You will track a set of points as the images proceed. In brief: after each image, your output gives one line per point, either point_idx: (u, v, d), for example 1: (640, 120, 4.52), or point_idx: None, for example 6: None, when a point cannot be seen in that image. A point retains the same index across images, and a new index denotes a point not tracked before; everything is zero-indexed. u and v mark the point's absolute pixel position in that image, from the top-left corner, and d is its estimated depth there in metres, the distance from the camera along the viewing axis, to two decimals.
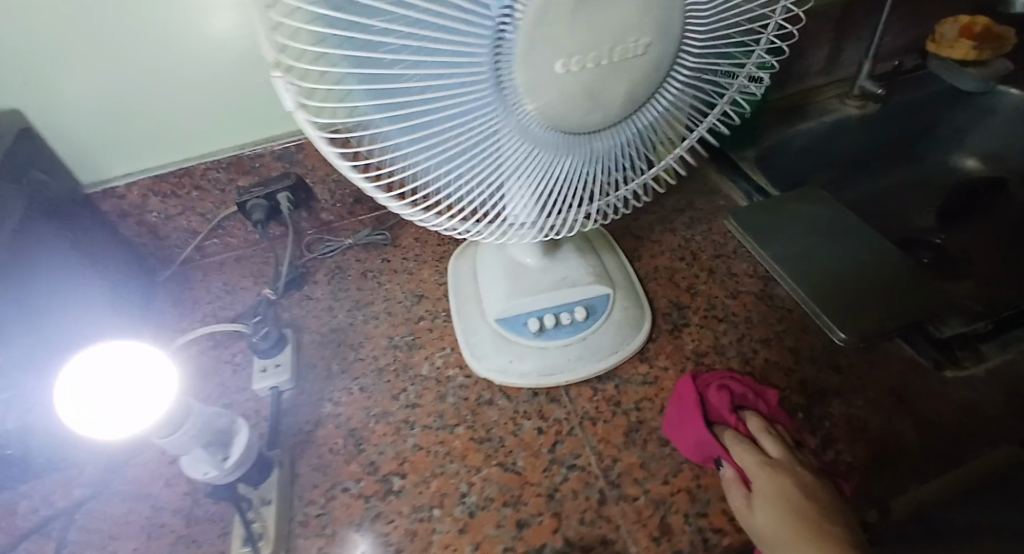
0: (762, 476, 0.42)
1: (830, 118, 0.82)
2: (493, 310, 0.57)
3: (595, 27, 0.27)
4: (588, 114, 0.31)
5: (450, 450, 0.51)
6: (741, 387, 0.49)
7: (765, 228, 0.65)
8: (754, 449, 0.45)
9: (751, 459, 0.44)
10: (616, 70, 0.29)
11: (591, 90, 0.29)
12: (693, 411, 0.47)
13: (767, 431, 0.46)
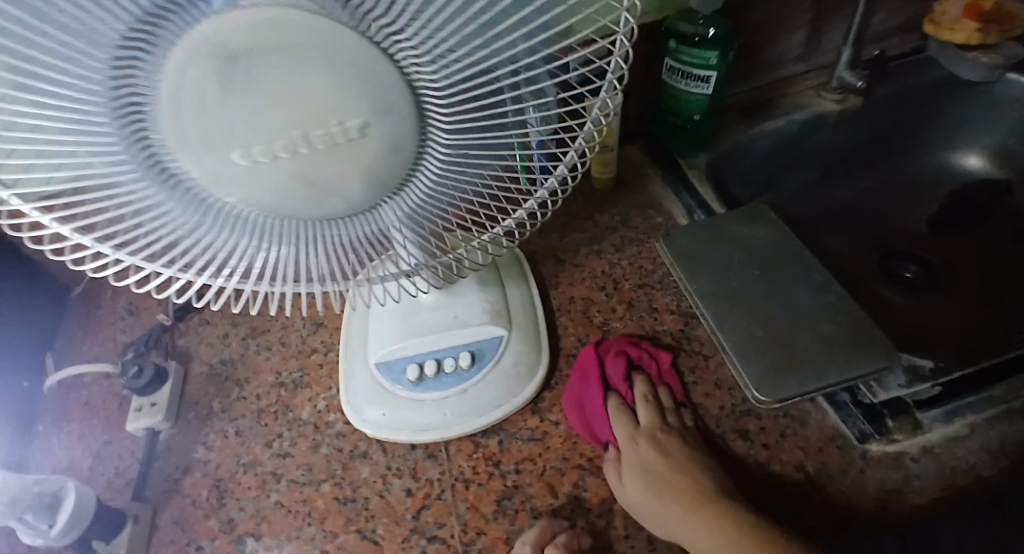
0: (629, 445, 0.46)
1: (803, 115, 0.71)
2: (374, 352, 0.51)
3: (268, 113, 0.21)
4: (324, 203, 0.25)
5: (311, 510, 0.47)
6: (638, 349, 0.52)
7: (698, 256, 0.57)
8: (631, 417, 0.48)
9: (625, 428, 0.47)
10: (331, 155, 0.23)
11: (305, 179, 0.24)
12: (589, 379, 0.50)
13: (649, 396, 0.49)
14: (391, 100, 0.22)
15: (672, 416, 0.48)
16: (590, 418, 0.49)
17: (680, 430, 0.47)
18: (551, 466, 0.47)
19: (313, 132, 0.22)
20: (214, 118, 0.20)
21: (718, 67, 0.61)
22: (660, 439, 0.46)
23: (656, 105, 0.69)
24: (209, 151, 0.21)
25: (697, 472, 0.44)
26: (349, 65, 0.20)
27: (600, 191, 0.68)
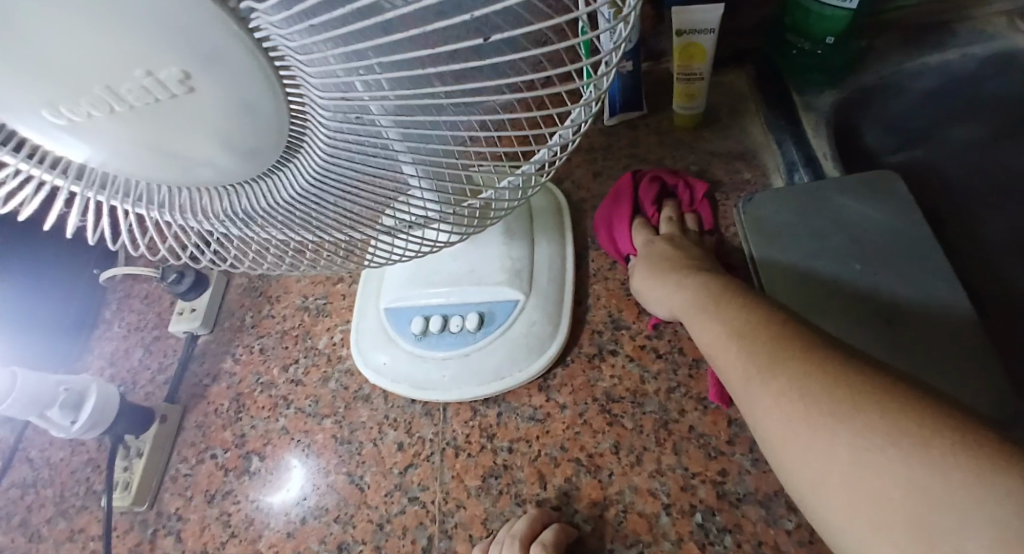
0: (644, 246, 0.48)
1: (984, 50, 0.53)
2: (386, 295, 0.49)
3: (49, 62, 0.15)
4: (190, 168, 0.20)
5: (310, 442, 0.48)
6: (674, 178, 0.51)
7: (784, 230, 0.45)
8: (651, 230, 0.49)
9: (642, 236, 0.49)
10: (165, 113, 0.18)
11: (147, 140, 0.19)
12: (620, 201, 0.51)
13: (675, 216, 0.50)
14: (213, 56, 0.15)
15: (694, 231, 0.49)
16: (616, 234, 0.50)
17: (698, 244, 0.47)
18: (546, 454, 0.42)
19: (121, 87, 0.16)
20: None
21: None
22: (677, 242, 0.46)
23: (778, 21, 0.53)
24: (17, 104, 0.17)
25: (703, 261, 0.44)
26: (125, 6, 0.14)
27: (679, 130, 0.55)
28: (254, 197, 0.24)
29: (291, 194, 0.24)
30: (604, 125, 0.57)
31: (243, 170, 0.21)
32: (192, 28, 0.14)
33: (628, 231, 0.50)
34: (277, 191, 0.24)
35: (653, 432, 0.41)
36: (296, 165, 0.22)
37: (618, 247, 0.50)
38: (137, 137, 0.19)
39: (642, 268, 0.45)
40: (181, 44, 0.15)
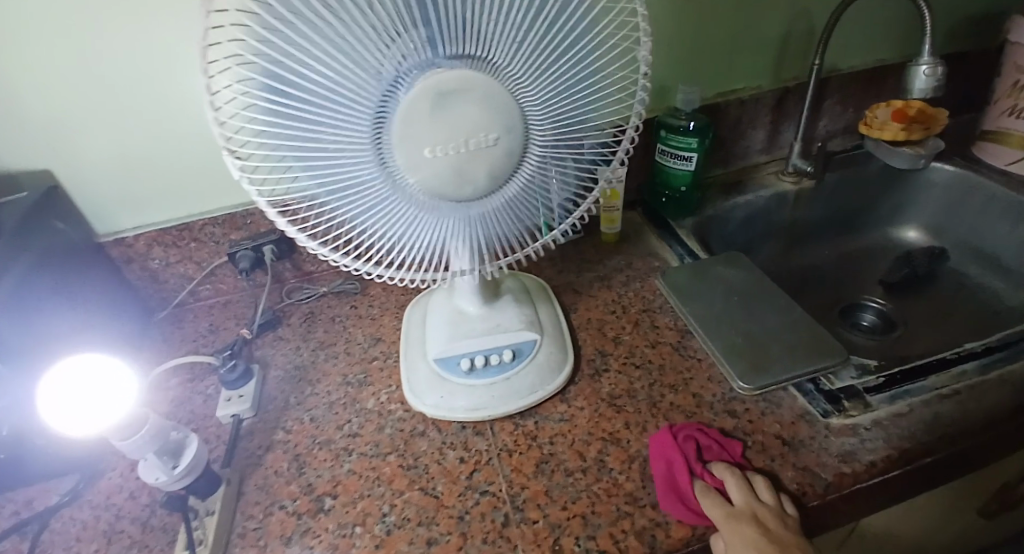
0: (730, 526, 0.47)
1: (767, 193, 0.93)
2: (433, 350, 0.64)
3: (452, 126, 0.37)
4: (462, 188, 0.41)
5: (379, 475, 0.57)
6: (707, 437, 0.55)
7: (688, 288, 0.73)
8: (723, 499, 0.49)
9: (718, 507, 0.48)
10: (477, 156, 0.39)
11: (457, 169, 0.39)
12: (675, 462, 0.53)
13: (740, 478, 0.51)
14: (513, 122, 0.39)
15: (763, 492, 0.49)
16: (684, 492, 0.51)
17: (779, 518, 0.47)
18: (580, 438, 0.58)
19: (472, 140, 0.38)
20: (418, 128, 0.36)
21: (699, 149, 0.82)
22: (761, 519, 0.47)
23: (653, 181, 0.90)
24: (415, 148, 0.37)
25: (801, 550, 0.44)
26: (498, 102, 0.37)
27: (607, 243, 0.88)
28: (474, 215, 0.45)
29: (498, 206, 0.45)
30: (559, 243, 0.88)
31: (482, 192, 0.42)
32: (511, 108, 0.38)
33: (694, 492, 0.50)
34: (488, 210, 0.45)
35: (648, 410, 0.60)
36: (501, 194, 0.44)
37: (693, 513, 0.49)
38: (454, 168, 0.39)
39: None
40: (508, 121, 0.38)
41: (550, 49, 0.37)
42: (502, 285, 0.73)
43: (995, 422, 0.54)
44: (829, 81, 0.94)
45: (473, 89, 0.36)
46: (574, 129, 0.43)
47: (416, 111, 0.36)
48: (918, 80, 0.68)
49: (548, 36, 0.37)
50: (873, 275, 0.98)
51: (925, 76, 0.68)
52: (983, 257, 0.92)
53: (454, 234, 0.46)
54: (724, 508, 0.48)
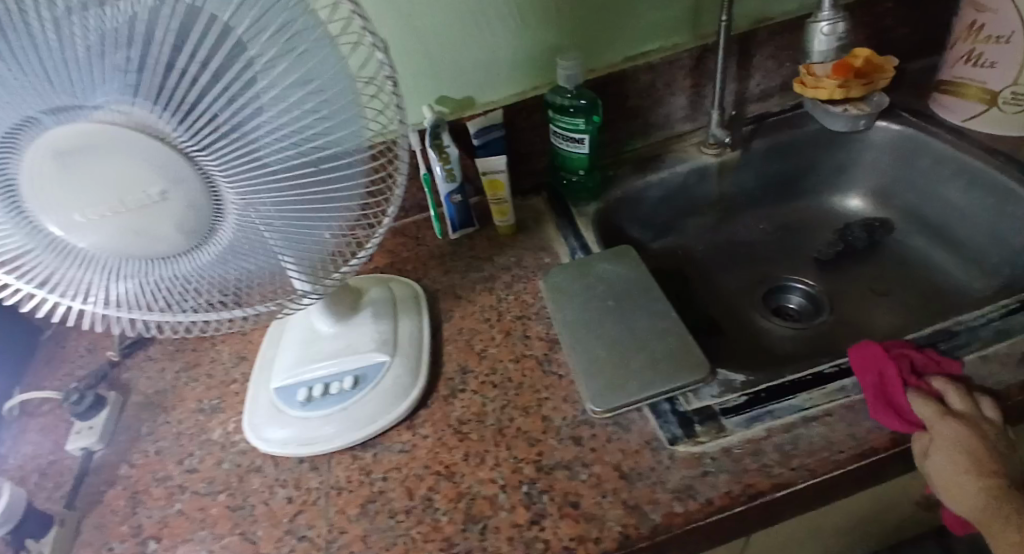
0: (947, 424, 0.46)
1: (684, 167, 0.86)
2: (280, 378, 0.63)
3: (97, 181, 0.33)
4: (148, 240, 0.37)
5: (206, 516, 0.55)
6: (923, 356, 0.52)
7: (567, 290, 0.68)
8: (935, 401, 0.48)
9: (931, 407, 0.48)
10: (147, 211, 0.35)
11: (133, 226, 0.36)
12: (886, 375, 0.50)
13: (959, 389, 0.49)
14: (183, 177, 0.34)
15: (985, 405, 0.48)
16: (891, 401, 0.50)
17: (998, 431, 0.46)
18: (414, 473, 0.54)
19: (130, 196, 0.34)
20: (57, 187, 0.33)
21: (589, 130, 0.74)
22: (983, 433, 0.46)
23: (554, 166, 0.84)
24: (67, 206, 0.34)
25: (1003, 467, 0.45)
26: (147, 159, 0.33)
27: (504, 237, 0.81)
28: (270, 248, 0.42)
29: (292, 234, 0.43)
30: (452, 238, 0.83)
31: (180, 243, 0.38)
32: (178, 164, 0.33)
33: (908, 401, 0.49)
34: (212, 254, 0.41)
35: (491, 439, 0.56)
36: (223, 239, 0.40)
37: (908, 424, 0.48)
38: (126, 222, 0.36)
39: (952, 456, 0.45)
40: (250, 161, 0.36)
41: (206, 98, 0.32)
42: (367, 294, 0.68)
43: (860, 450, 0.48)
44: (756, 33, 0.83)
45: (111, 145, 0.32)
46: (291, 167, 0.38)
47: (46, 169, 0.33)
48: (818, 40, 0.57)
49: (233, 66, 0.32)
50: (808, 251, 0.89)
51: (825, 35, 0.56)
52: (930, 228, 0.84)
53: (186, 281, 0.42)
54: (939, 409, 0.47)
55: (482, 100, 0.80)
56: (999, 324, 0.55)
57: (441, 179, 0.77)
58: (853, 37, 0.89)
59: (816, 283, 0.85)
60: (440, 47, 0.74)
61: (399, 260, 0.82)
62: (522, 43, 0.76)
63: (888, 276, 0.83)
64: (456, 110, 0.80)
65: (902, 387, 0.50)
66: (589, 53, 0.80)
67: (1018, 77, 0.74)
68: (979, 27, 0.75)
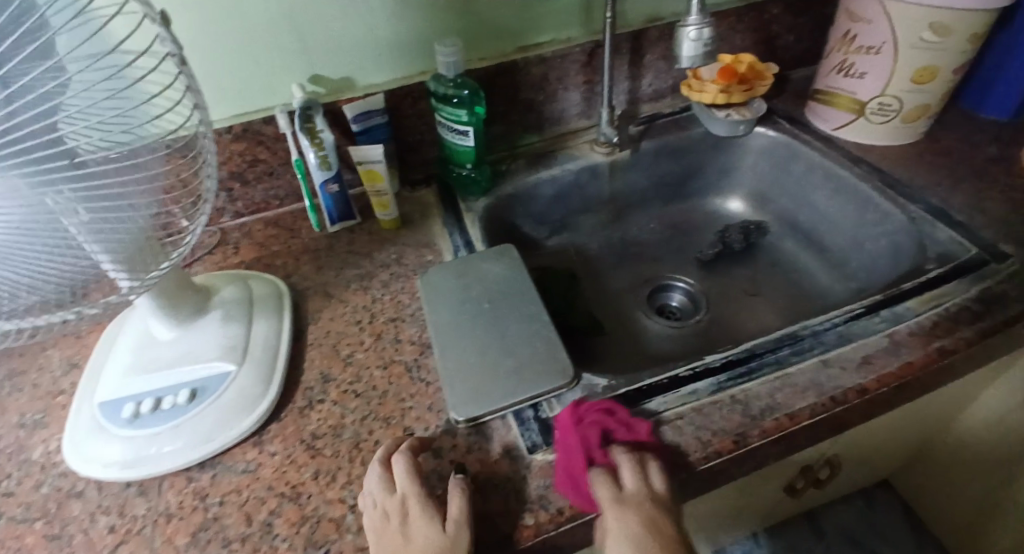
0: (615, 515, 0.44)
1: (577, 164, 0.85)
2: (106, 390, 0.55)
3: None
4: None
5: (16, 548, 0.47)
6: (613, 419, 0.49)
7: (441, 289, 0.65)
8: (614, 483, 0.46)
9: (609, 492, 0.45)
10: None
11: None
12: (575, 446, 0.47)
13: (634, 461, 0.47)
14: None
15: (654, 475, 0.47)
16: (577, 480, 0.46)
17: (665, 506, 0.45)
18: (256, 496, 0.50)
19: None
20: None
21: (473, 123, 0.72)
22: (638, 502, 0.45)
23: (443, 157, 0.80)
24: None
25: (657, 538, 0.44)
26: None
27: (386, 231, 0.77)
28: (82, 242, 0.42)
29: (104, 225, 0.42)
30: (330, 232, 0.77)
31: None
32: None
33: (591, 484, 0.46)
34: None
35: (346, 454, 0.52)
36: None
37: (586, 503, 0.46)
38: None
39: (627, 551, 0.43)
40: (44, 144, 0.34)
41: None
42: (218, 295, 0.62)
43: (706, 453, 0.49)
44: (648, 32, 0.83)
45: None
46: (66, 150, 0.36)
47: None
48: (685, 45, 0.59)
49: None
50: (688, 251, 0.92)
51: (691, 40, 0.59)
52: (801, 231, 0.88)
53: None
54: (612, 495, 0.45)
55: (363, 83, 0.75)
56: (842, 328, 0.58)
57: (314, 166, 0.70)
58: (741, 43, 0.91)
59: (696, 283, 0.88)
60: (310, 19, 0.67)
61: (268, 255, 0.75)
62: (404, 23, 0.71)
63: (760, 279, 0.87)
64: (334, 92, 0.74)
65: (587, 464, 0.47)
66: (478, 39, 0.77)
67: (885, 89, 0.77)
68: (852, 37, 0.77)
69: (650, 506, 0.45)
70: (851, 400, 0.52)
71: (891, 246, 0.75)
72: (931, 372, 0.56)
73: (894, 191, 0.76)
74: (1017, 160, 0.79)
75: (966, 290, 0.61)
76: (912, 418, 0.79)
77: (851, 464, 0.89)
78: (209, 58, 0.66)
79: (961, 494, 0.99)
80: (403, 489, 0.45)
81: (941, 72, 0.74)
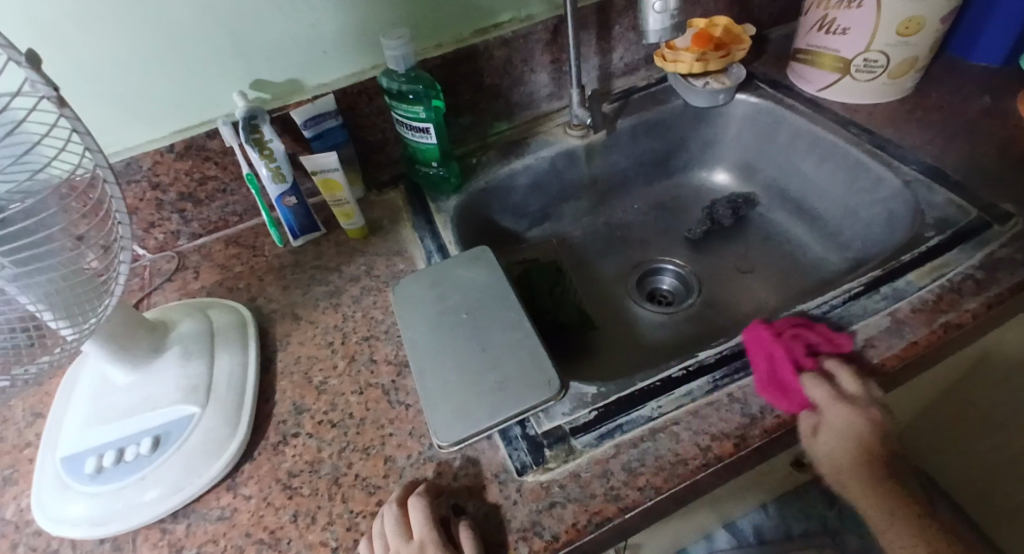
0: (842, 412, 0.47)
1: (551, 150, 0.80)
2: (65, 443, 0.51)
3: None
4: None
5: None
6: (815, 333, 0.52)
7: (416, 302, 0.61)
8: (830, 383, 0.49)
9: (827, 392, 0.48)
10: None
11: None
12: (778, 357, 0.49)
13: (846, 368, 0.49)
14: None
15: (843, 381, 0.49)
16: (785, 382, 0.49)
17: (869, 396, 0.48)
18: (232, 545, 0.47)
19: None
20: None
21: (432, 119, 0.67)
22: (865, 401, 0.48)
23: (408, 156, 0.76)
24: None
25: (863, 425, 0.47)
26: None
27: (355, 240, 0.72)
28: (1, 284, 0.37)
29: (24, 266, 0.38)
30: (295, 246, 0.73)
31: None
32: None
33: (802, 383, 0.48)
34: None
35: (325, 492, 0.49)
36: None
37: (797, 403, 0.48)
38: None
39: (843, 440, 0.47)
40: None
41: None
42: (175, 329, 0.58)
43: (703, 462, 0.46)
44: (614, 2, 0.78)
45: None
46: None
47: None
48: (651, 19, 0.55)
49: None
50: (674, 230, 0.88)
51: (657, 13, 0.54)
52: (790, 201, 0.85)
53: None
54: (831, 393, 0.48)
55: (311, 84, 0.69)
56: (840, 311, 0.55)
57: (268, 180, 0.66)
58: (714, 5, 0.86)
59: (685, 263, 0.84)
60: (245, 20, 0.62)
61: (230, 277, 0.70)
62: (347, 16, 0.66)
63: (751, 253, 0.83)
64: (281, 96, 0.69)
65: (794, 370, 0.49)
66: (430, 26, 0.71)
67: (868, 44, 0.73)
68: None
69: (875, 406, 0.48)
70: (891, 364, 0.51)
71: (886, 212, 0.71)
72: (936, 349, 0.53)
73: (886, 153, 0.72)
74: (1013, 110, 0.75)
75: (971, 258, 0.57)
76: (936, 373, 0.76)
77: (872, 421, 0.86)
78: (137, 72, 0.61)
79: (967, 447, 0.97)
80: (421, 537, 0.42)
81: (927, 23, 0.69)
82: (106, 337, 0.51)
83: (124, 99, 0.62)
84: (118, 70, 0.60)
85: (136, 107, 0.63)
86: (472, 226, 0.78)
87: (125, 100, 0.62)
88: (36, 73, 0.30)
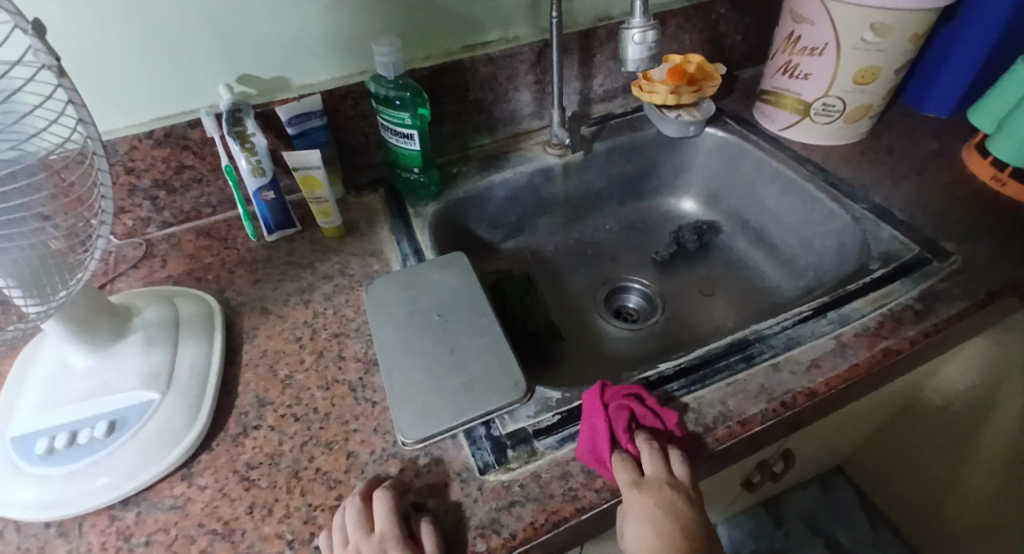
0: (634, 499, 0.44)
1: (529, 166, 0.83)
2: (14, 425, 0.49)
3: None
4: None
5: None
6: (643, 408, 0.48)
7: (388, 302, 0.61)
8: (636, 470, 0.45)
9: (632, 480, 0.44)
10: None
11: None
12: (598, 428, 0.47)
13: (655, 447, 0.46)
14: None
15: (676, 464, 0.46)
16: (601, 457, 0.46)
17: (686, 485, 0.45)
18: (184, 535, 0.46)
19: None
20: None
21: (417, 126, 0.68)
22: (678, 486, 0.44)
23: (389, 161, 0.77)
24: None
25: (674, 514, 0.43)
26: None
27: (329, 239, 0.72)
28: None
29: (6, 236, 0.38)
30: (267, 241, 0.72)
31: None
32: None
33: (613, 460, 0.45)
34: None
35: (284, 485, 0.48)
36: None
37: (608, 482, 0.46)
38: None
39: (648, 533, 0.42)
40: None
41: None
42: (139, 315, 0.57)
43: None
44: (596, 32, 0.82)
45: None
46: None
47: None
48: (630, 49, 0.58)
49: None
50: (642, 253, 0.92)
51: (636, 44, 0.58)
52: (751, 231, 0.89)
53: None
54: (632, 478, 0.44)
55: (298, 83, 0.70)
56: (791, 331, 0.58)
57: (247, 172, 0.66)
58: (689, 42, 0.91)
59: (652, 284, 0.88)
60: (237, 14, 0.63)
61: (199, 267, 0.69)
62: (340, 20, 0.67)
63: (713, 277, 0.87)
64: (267, 92, 0.69)
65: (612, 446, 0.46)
66: (421, 36, 0.73)
67: (828, 89, 0.78)
68: (796, 38, 0.78)
69: (678, 491, 0.44)
70: (720, 441, 0.50)
71: (837, 245, 0.76)
72: (877, 372, 0.56)
73: (838, 190, 0.77)
74: (953, 160, 0.81)
75: (909, 290, 0.62)
76: (882, 393, 0.78)
77: (824, 440, 0.88)
78: (124, 57, 0.61)
79: (915, 470, 1.00)
80: (382, 530, 0.42)
81: (881, 73, 0.76)
82: (68, 317, 0.50)
83: (108, 83, 0.62)
84: (102, 52, 0.60)
85: (119, 91, 0.63)
86: (448, 233, 0.79)
87: (107, 83, 0.62)
88: (41, 41, 0.32)
